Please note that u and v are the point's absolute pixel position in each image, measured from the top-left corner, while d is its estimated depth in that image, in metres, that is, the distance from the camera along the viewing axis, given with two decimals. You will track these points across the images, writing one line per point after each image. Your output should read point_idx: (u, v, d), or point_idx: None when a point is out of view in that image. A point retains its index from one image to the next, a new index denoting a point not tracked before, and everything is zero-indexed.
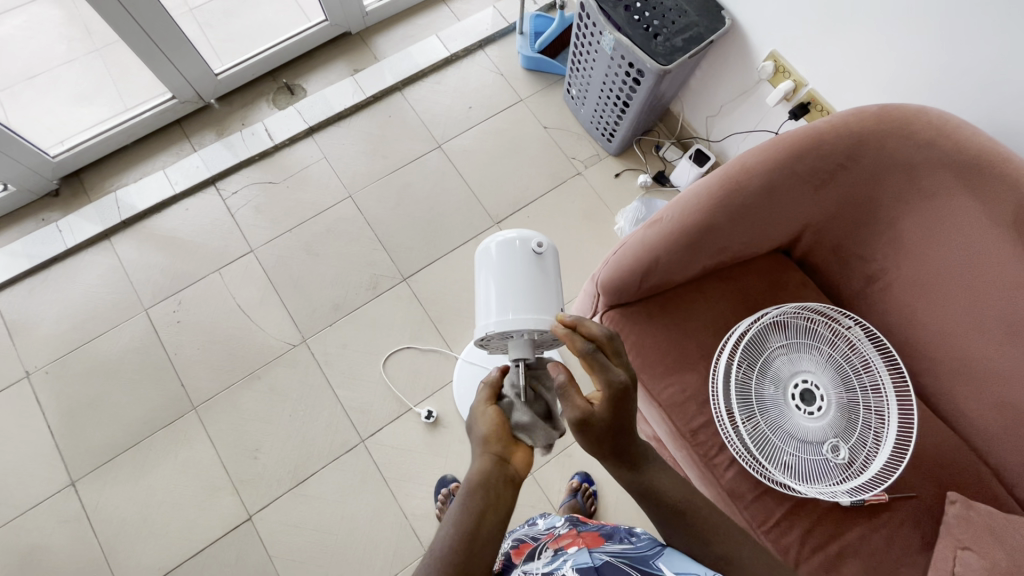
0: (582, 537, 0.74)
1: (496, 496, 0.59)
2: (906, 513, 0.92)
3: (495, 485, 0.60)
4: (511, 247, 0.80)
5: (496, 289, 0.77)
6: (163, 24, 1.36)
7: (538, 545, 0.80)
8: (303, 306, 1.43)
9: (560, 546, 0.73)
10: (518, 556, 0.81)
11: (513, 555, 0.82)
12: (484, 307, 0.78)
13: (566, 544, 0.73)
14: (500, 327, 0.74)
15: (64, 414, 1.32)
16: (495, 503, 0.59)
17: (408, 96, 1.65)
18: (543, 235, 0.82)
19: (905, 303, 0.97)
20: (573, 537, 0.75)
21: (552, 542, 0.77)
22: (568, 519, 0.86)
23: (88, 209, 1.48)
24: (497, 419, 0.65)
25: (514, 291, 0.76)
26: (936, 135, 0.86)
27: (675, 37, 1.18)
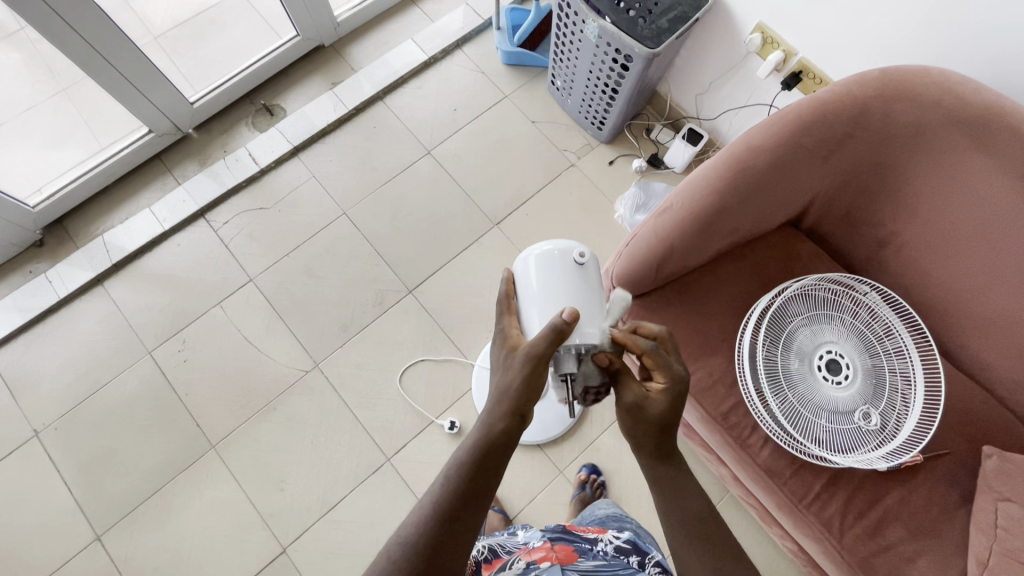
0: (556, 551, 0.77)
1: (493, 457, 0.61)
2: (942, 471, 0.93)
3: (497, 446, 0.61)
4: (552, 257, 0.80)
5: (541, 298, 0.76)
6: (131, 57, 1.31)
7: (510, 557, 0.80)
8: (310, 330, 1.40)
9: (533, 559, 0.76)
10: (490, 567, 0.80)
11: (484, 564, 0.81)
12: (527, 316, 0.76)
13: (538, 559, 0.76)
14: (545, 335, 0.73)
15: (80, 469, 1.28)
16: (492, 465, 0.61)
17: (390, 104, 1.61)
18: (583, 245, 0.82)
19: (919, 262, 0.97)
20: (547, 551, 0.77)
21: (525, 555, 0.78)
22: (547, 530, 0.84)
23: (76, 256, 1.43)
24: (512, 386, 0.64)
25: (560, 299, 0.76)
26: (941, 95, 0.85)
27: (660, 19, 1.16)
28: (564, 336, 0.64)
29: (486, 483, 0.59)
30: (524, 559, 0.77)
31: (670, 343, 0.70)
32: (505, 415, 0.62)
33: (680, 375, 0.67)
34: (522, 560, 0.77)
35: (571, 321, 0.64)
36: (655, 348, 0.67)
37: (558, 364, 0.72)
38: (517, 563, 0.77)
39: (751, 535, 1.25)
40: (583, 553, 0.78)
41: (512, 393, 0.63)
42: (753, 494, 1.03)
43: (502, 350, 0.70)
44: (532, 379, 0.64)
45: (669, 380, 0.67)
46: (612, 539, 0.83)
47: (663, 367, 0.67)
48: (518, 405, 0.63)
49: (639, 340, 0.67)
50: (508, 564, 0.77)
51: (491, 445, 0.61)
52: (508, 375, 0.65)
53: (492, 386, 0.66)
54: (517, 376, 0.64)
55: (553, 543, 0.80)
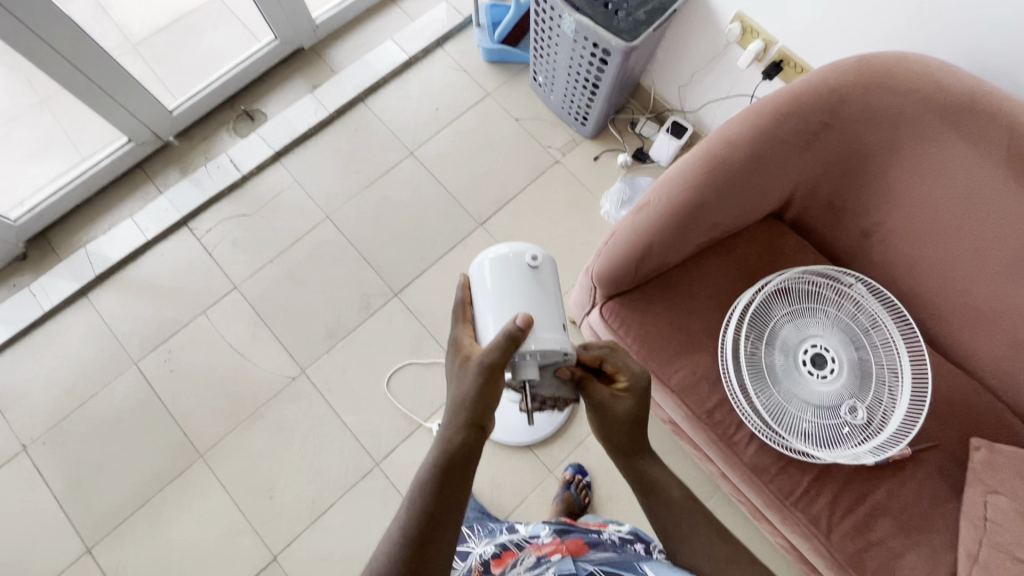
0: (565, 545, 0.76)
1: (456, 470, 0.59)
2: (931, 464, 0.91)
3: (458, 459, 0.60)
4: (506, 261, 0.78)
5: (495, 306, 0.74)
6: (107, 67, 1.30)
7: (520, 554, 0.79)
8: (296, 336, 1.39)
9: (543, 553, 0.75)
10: (498, 565, 0.79)
11: (493, 561, 0.81)
12: (481, 324, 0.74)
13: (548, 551, 0.75)
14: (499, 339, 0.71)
15: (69, 482, 1.28)
16: (455, 477, 0.59)
17: (372, 105, 1.60)
18: (537, 247, 0.80)
19: (904, 252, 0.95)
20: (556, 545, 0.76)
21: (535, 550, 0.78)
22: (550, 526, 0.87)
23: (60, 269, 1.43)
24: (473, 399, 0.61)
25: (514, 304, 0.74)
26: (919, 82, 0.83)
27: (636, 11, 1.14)
28: (519, 343, 0.61)
29: (449, 496, 0.58)
30: (535, 555, 0.76)
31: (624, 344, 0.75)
32: (474, 423, 0.61)
33: (641, 373, 0.72)
34: (531, 556, 0.76)
35: (523, 327, 0.62)
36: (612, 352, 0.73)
37: (515, 372, 0.68)
38: (527, 558, 0.76)
39: (744, 530, 1.24)
40: (592, 546, 0.78)
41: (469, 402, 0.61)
42: (742, 491, 1.02)
43: (456, 360, 0.67)
44: (487, 391, 0.61)
45: (630, 380, 0.71)
46: (616, 531, 0.89)
47: (624, 368, 0.72)
48: (474, 417, 0.61)
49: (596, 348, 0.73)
50: (518, 561, 0.76)
51: (452, 459, 0.59)
52: (463, 387, 0.62)
53: (449, 400, 0.64)
54: (472, 388, 0.61)
55: (561, 539, 0.80)
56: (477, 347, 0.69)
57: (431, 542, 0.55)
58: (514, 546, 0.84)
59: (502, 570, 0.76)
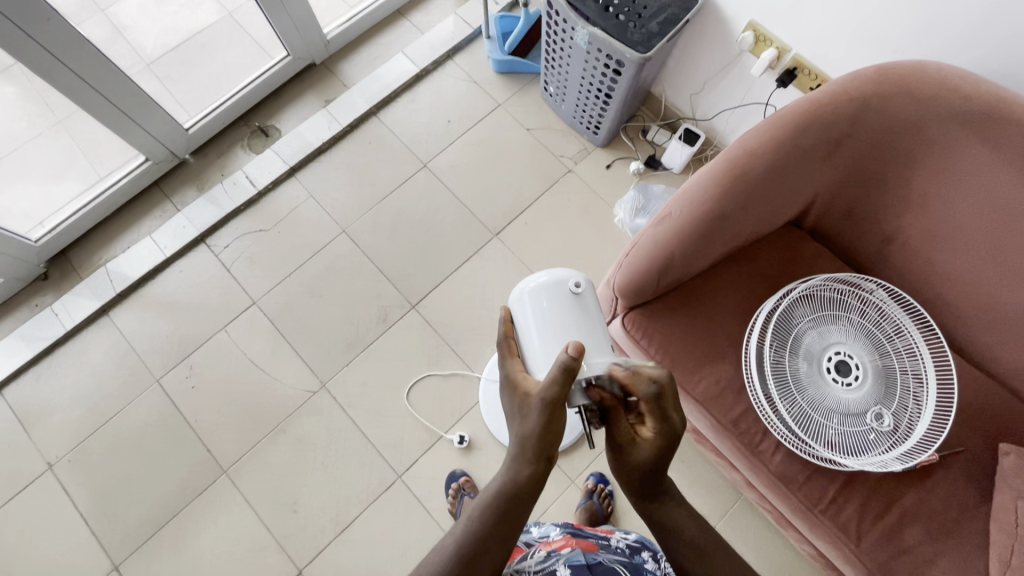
0: (575, 541, 0.78)
1: (521, 500, 0.60)
2: (959, 469, 0.91)
3: (523, 491, 0.60)
4: (550, 288, 0.83)
5: (543, 333, 0.79)
6: (124, 87, 1.31)
7: (529, 548, 0.80)
8: (315, 350, 1.40)
9: (553, 548, 0.77)
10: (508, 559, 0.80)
11: None
12: (535, 351, 0.78)
13: (558, 546, 0.77)
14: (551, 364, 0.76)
15: (95, 499, 1.29)
16: (520, 507, 0.60)
17: (384, 119, 1.61)
18: (578, 273, 0.86)
19: (926, 258, 0.95)
20: (567, 542, 0.78)
21: (545, 546, 0.79)
22: (561, 526, 0.86)
23: (81, 287, 1.44)
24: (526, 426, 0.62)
25: (562, 330, 0.80)
26: (940, 90, 0.84)
27: (649, 23, 1.15)
28: (576, 373, 0.61)
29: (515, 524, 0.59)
30: (545, 549, 0.77)
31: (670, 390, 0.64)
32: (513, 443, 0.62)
33: (675, 426, 0.64)
34: (542, 550, 0.77)
35: (577, 356, 0.60)
36: (655, 396, 0.63)
37: (571, 400, 0.70)
38: (537, 552, 0.77)
39: (767, 536, 1.25)
40: (602, 546, 0.78)
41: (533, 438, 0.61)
42: (768, 499, 1.02)
43: (513, 396, 0.66)
44: (551, 424, 0.62)
45: (658, 431, 0.64)
46: (623, 538, 0.83)
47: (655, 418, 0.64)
48: (540, 452, 0.61)
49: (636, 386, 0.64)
50: (528, 554, 0.77)
51: (518, 491, 0.60)
52: (527, 423, 0.62)
53: (513, 434, 0.64)
54: (537, 424, 0.61)
55: (572, 536, 0.80)
56: (530, 379, 0.68)
57: (497, 572, 0.56)
58: (525, 545, 0.84)
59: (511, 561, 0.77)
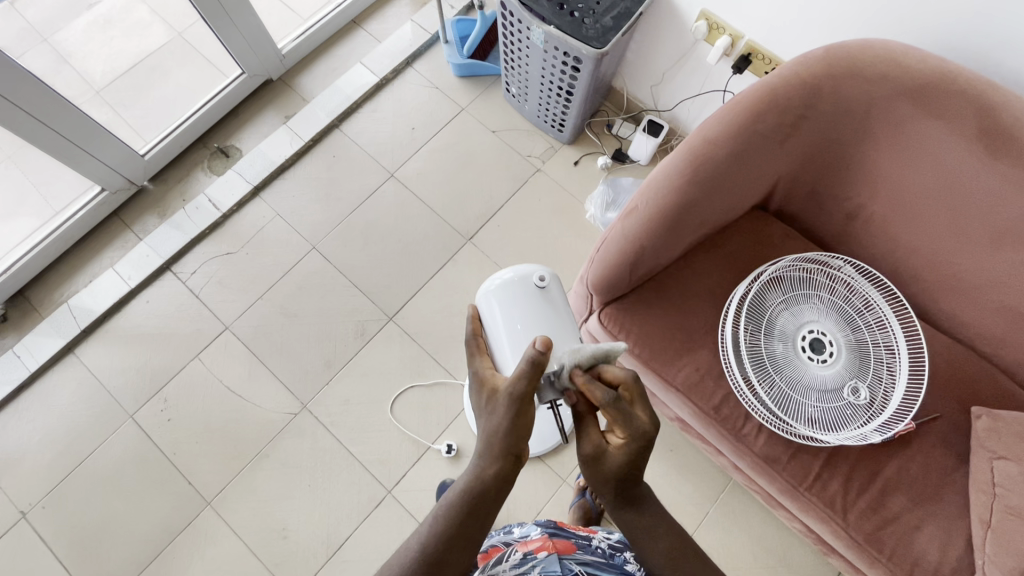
0: (553, 542, 0.78)
1: (490, 498, 0.60)
2: (936, 435, 0.93)
3: (492, 489, 0.60)
4: (516, 284, 0.86)
5: (512, 328, 0.81)
6: (72, 117, 1.27)
7: (507, 548, 0.80)
8: (294, 371, 1.37)
9: (530, 550, 0.76)
10: (485, 559, 0.79)
11: (481, 555, 0.82)
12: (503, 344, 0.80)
13: (536, 548, 0.77)
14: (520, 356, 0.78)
15: (74, 545, 1.25)
16: (488, 505, 0.60)
17: (347, 130, 1.59)
18: (542, 268, 0.89)
19: (889, 231, 0.97)
20: (544, 543, 0.78)
21: (523, 545, 0.79)
22: (541, 525, 0.85)
23: (43, 327, 1.39)
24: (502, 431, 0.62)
25: (529, 323, 0.82)
26: (888, 67, 0.85)
27: (603, 18, 1.15)
28: (543, 367, 0.60)
29: (484, 522, 0.59)
30: (521, 550, 0.76)
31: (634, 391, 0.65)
32: (494, 450, 0.61)
33: (643, 428, 0.63)
34: (518, 551, 0.76)
35: (545, 351, 0.58)
36: (614, 401, 0.62)
37: (541, 394, 0.73)
38: (513, 554, 0.76)
39: (760, 517, 1.26)
40: (580, 546, 0.78)
41: (504, 436, 0.61)
42: (756, 481, 1.03)
43: (481, 393, 0.66)
44: (520, 420, 0.61)
45: (627, 436, 0.63)
46: (605, 538, 0.84)
47: (624, 422, 0.63)
48: (510, 448, 0.61)
49: (597, 390, 0.63)
50: (504, 555, 0.76)
51: (486, 489, 0.59)
52: (494, 418, 0.62)
53: (481, 430, 0.64)
54: (504, 420, 0.61)
55: (550, 537, 0.80)
56: (499, 375, 0.67)
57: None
58: (503, 543, 0.83)
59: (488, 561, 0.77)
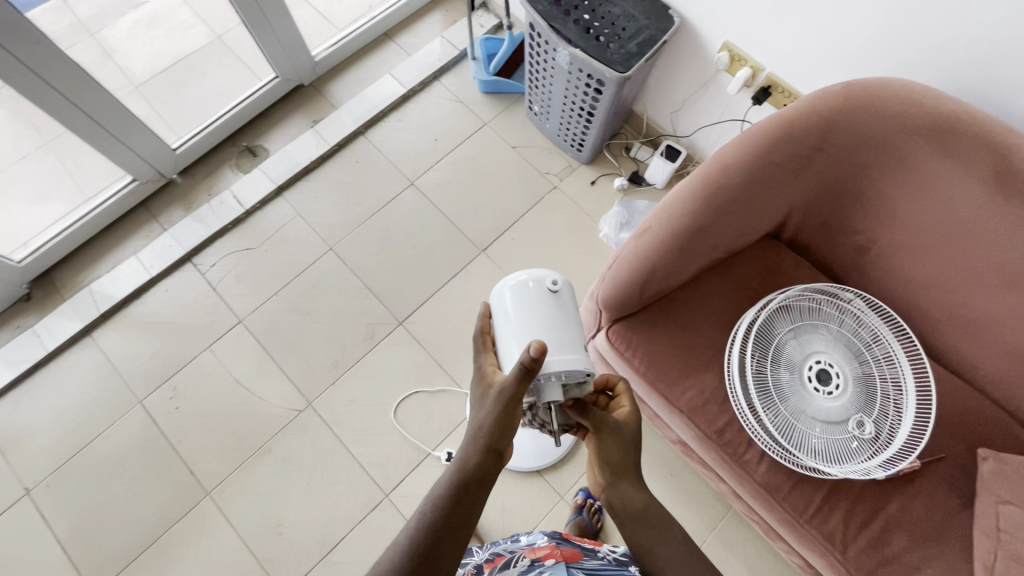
0: (560, 550, 0.79)
1: (473, 495, 0.61)
2: (940, 475, 0.92)
3: (475, 488, 0.61)
4: (526, 289, 0.81)
5: (520, 334, 0.77)
6: (112, 109, 1.32)
7: (514, 556, 0.82)
8: (302, 368, 1.39)
9: (538, 557, 0.78)
10: (491, 564, 0.81)
11: (486, 564, 0.82)
12: (508, 350, 0.77)
13: (544, 556, 0.78)
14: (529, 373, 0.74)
15: (72, 525, 1.26)
16: (471, 500, 0.61)
17: (372, 138, 1.63)
18: (556, 272, 0.84)
19: (900, 267, 0.98)
20: (552, 550, 0.80)
21: (530, 553, 0.81)
22: (548, 535, 0.88)
23: (63, 308, 1.43)
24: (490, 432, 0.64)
25: (529, 330, 0.77)
26: (905, 105, 0.87)
27: (628, 43, 1.19)
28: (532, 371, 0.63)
29: (465, 516, 0.59)
30: (529, 557, 0.79)
31: None
32: (477, 453, 0.63)
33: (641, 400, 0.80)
34: (526, 558, 0.79)
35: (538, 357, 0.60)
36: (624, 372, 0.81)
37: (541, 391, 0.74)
38: (521, 561, 0.78)
39: (756, 549, 1.24)
40: (586, 553, 0.80)
41: (490, 430, 0.64)
42: (755, 510, 1.02)
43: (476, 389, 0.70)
44: (505, 417, 0.65)
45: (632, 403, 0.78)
46: (611, 551, 0.82)
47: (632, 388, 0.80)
48: (493, 443, 0.64)
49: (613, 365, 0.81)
50: (513, 561, 0.79)
51: (467, 482, 0.61)
52: (482, 415, 0.66)
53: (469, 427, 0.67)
54: (490, 415, 0.65)
55: (557, 544, 0.82)
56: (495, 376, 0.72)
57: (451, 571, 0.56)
58: (509, 552, 0.84)
59: (496, 569, 0.79)
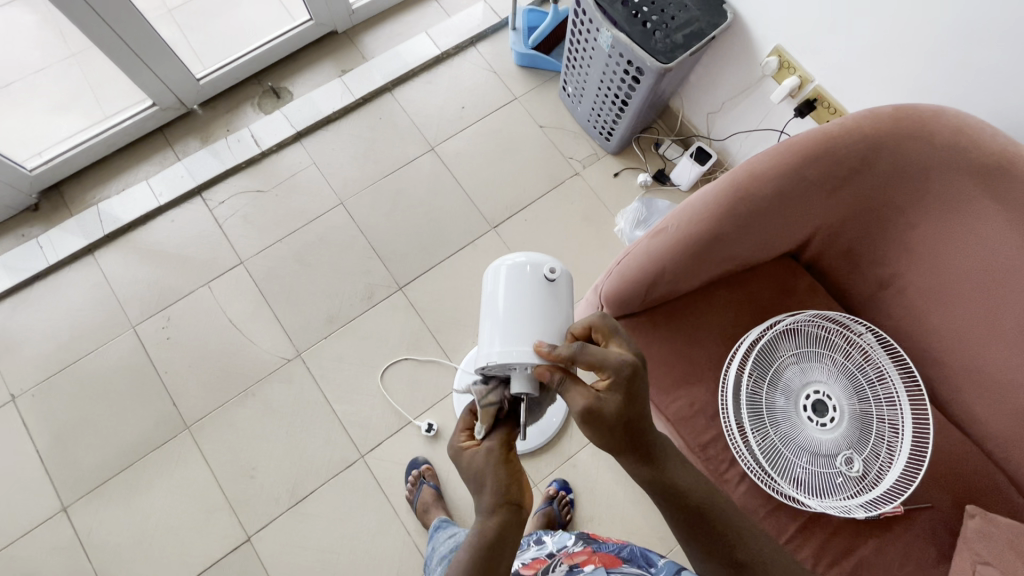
0: (599, 557, 0.79)
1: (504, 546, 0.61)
2: (922, 525, 0.89)
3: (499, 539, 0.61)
4: (522, 273, 0.77)
5: (506, 318, 0.74)
6: (140, 29, 1.29)
7: (553, 561, 0.82)
8: (296, 319, 1.38)
9: (577, 563, 0.78)
10: (531, 567, 0.83)
11: (525, 564, 0.85)
12: (488, 335, 0.74)
13: (582, 563, 0.78)
14: (501, 358, 0.71)
15: (53, 437, 1.28)
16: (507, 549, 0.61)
17: (399, 96, 1.59)
18: (556, 260, 0.79)
19: (918, 308, 0.94)
20: (590, 557, 0.79)
21: (567, 559, 0.81)
22: (578, 537, 0.90)
23: (69, 223, 1.43)
24: (509, 479, 0.64)
25: (514, 315, 0.74)
26: (957, 138, 0.82)
27: (675, 34, 1.13)
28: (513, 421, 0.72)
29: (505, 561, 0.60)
30: (567, 563, 0.79)
31: (607, 332, 0.70)
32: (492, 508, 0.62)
33: (623, 363, 0.64)
34: (564, 564, 0.79)
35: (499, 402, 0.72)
36: (584, 349, 0.66)
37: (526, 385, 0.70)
38: (560, 566, 0.79)
39: None
40: (626, 560, 0.79)
41: (507, 483, 0.64)
42: None
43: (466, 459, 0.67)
44: (510, 467, 0.66)
45: (613, 373, 0.64)
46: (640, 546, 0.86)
47: (602, 362, 0.65)
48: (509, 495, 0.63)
49: (564, 349, 0.67)
50: (552, 566, 0.79)
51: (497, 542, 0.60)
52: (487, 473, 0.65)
53: (478, 492, 0.64)
54: (498, 468, 0.65)
55: (592, 550, 0.83)
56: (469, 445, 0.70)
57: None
58: (546, 555, 0.88)
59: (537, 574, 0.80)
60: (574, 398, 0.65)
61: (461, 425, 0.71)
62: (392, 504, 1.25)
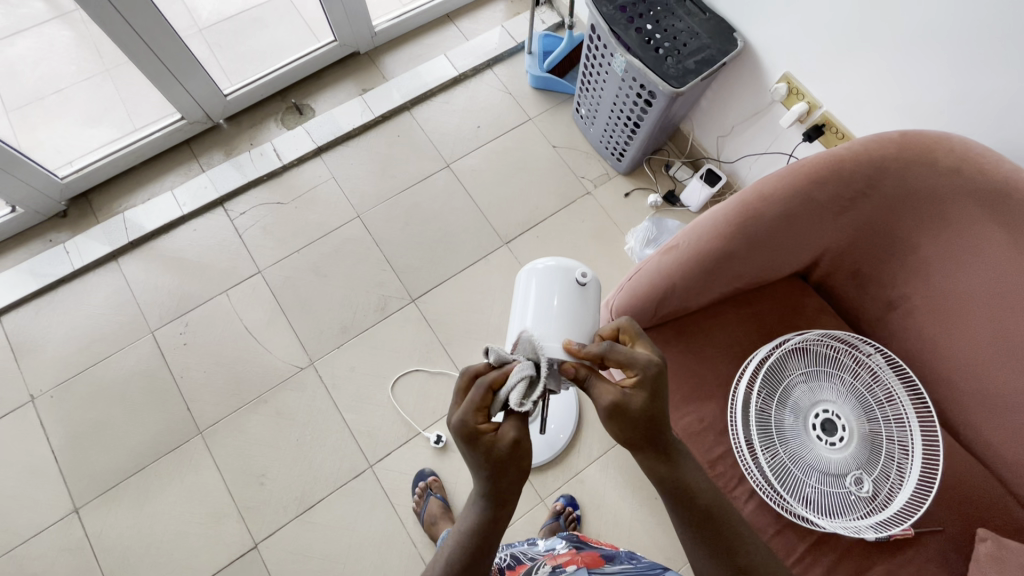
0: (582, 557, 0.82)
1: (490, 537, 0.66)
2: (933, 549, 0.88)
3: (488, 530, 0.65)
4: (555, 276, 0.80)
5: (538, 316, 0.77)
6: (173, 46, 1.35)
7: (534, 563, 0.85)
8: (310, 328, 1.41)
9: (559, 564, 0.81)
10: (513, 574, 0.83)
11: (508, 571, 0.86)
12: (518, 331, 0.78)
13: (565, 562, 0.81)
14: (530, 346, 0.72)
15: (67, 439, 1.30)
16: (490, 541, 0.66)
17: (417, 115, 1.64)
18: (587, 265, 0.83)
19: (926, 330, 0.95)
20: (573, 557, 0.82)
21: (550, 560, 0.83)
22: (568, 539, 0.90)
23: (95, 230, 1.47)
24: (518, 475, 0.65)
25: (546, 314, 0.77)
26: (964, 164, 0.84)
27: (686, 60, 1.17)
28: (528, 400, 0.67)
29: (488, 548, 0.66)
30: (550, 564, 0.81)
31: (633, 335, 0.72)
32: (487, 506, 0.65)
33: (649, 363, 0.66)
34: (547, 565, 0.82)
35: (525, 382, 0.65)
36: (615, 347, 0.67)
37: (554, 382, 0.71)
38: (543, 568, 0.81)
39: None
40: (607, 560, 0.83)
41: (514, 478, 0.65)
42: None
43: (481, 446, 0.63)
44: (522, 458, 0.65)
45: (640, 371, 0.65)
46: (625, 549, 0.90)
47: (630, 360, 0.66)
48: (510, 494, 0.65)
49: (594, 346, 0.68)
50: (533, 569, 0.81)
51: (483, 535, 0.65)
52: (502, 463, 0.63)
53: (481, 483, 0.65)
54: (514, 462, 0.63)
55: (576, 551, 0.85)
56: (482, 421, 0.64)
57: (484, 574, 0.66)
58: (529, 558, 0.87)
59: None
60: (601, 394, 0.66)
61: (474, 404, 0.63)
62: (399, 515, 1.25)
